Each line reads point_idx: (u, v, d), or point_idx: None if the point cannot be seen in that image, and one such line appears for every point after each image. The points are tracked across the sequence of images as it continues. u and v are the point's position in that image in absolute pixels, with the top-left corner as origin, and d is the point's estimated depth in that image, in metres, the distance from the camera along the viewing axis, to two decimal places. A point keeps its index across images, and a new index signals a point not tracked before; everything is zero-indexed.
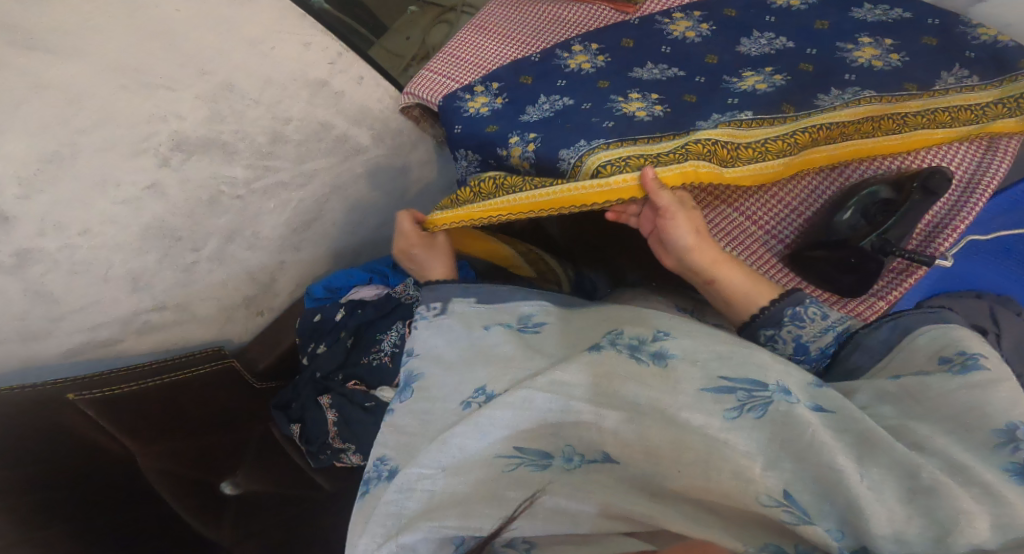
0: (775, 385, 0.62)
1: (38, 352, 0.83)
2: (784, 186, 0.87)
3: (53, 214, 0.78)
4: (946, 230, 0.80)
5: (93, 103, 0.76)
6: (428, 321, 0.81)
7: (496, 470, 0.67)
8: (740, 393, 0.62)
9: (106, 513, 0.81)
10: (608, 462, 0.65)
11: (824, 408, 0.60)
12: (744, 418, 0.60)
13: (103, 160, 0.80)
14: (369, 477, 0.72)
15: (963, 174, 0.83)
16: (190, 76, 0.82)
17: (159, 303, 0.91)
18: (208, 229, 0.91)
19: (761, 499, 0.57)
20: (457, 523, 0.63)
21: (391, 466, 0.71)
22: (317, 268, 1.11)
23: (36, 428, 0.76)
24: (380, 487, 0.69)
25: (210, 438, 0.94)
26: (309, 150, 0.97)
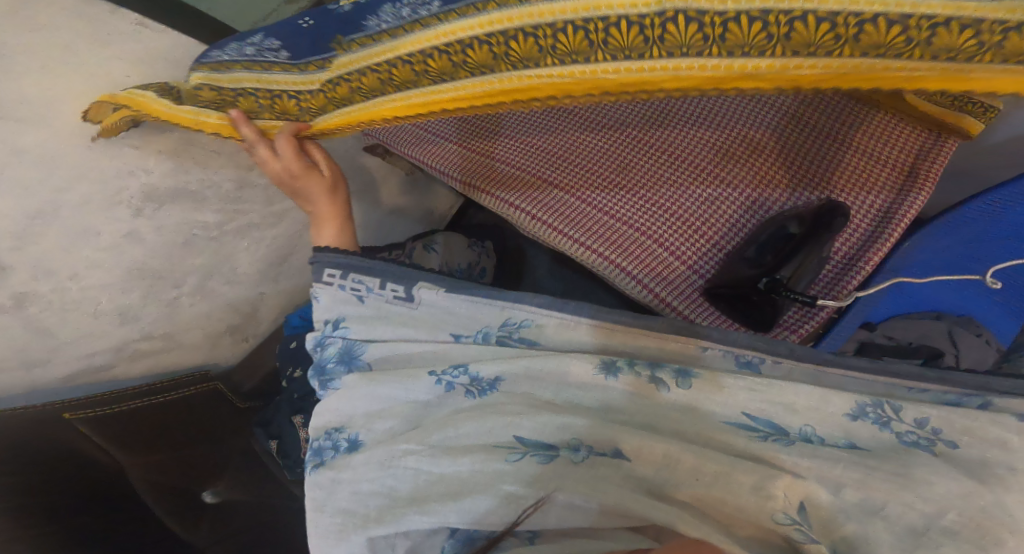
0: (796, 432, 0.66)
1: (40, 377, 0.95)
2: (703, 221, 0.93)
3: (43, 263, 0.87)
4: (858, 264, 0.85)
5: (67, 164, 0.82)
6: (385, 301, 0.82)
7: (490, 474, 0.69)
8: (761, 430, 0.66)
9: (95, 512, 0.87)
10: (617, 457, 0.67)
11: (858, 445, 0.64)
12: (767, 445, 0.65)
13: (82, 213, 0.87)
14: (323, 447, 0.78)
15: (880, 206, 0.85)
16: (151, 133, 0.86)
17: (147, 333, 1.03)
18: (187, 268, 1.02)
19: (777, 516, 0.60)
20: (434, 518, 0.67)
21: (348, 436, 0.77)
22: (296, 296, 1.22)
23: (41, 441, 0.84)
24: (345, 456, 0.75)
25: (195, 452, 1.02)
26: (276, 193, 1.05)
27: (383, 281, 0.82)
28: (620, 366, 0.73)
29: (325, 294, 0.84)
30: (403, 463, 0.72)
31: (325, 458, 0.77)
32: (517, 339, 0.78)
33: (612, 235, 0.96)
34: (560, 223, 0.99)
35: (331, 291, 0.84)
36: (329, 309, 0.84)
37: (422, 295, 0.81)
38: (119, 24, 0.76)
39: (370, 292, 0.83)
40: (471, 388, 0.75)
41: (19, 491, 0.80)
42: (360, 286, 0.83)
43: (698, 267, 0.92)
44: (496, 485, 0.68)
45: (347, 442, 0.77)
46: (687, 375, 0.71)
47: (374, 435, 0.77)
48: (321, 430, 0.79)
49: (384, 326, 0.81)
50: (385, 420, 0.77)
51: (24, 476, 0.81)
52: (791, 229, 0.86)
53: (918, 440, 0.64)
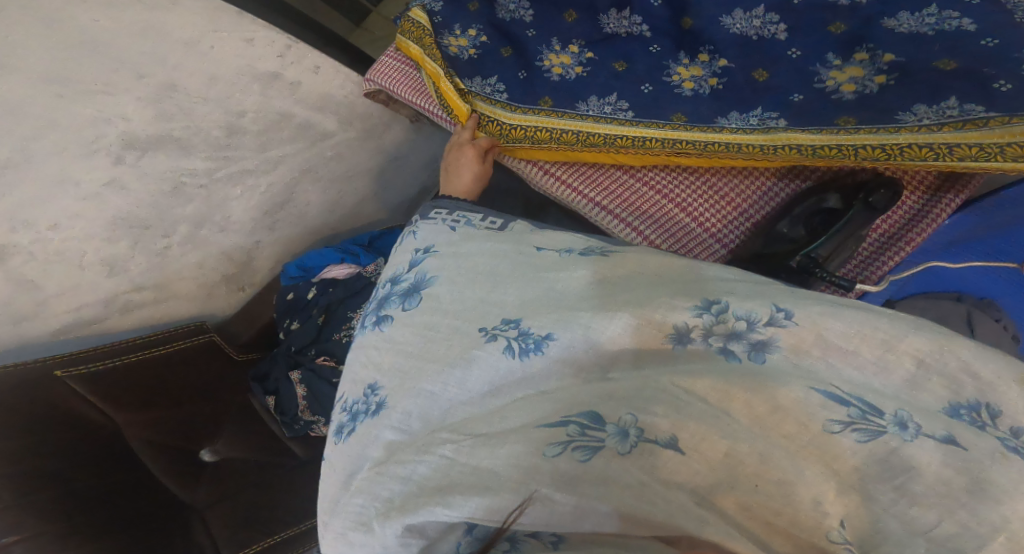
0: (891, 417, 0.53)
1: (29, 332, 0.92)
2: (732, 184, 0.86)
3: (20, 215, 0.81)
4: (899, 243, 0.79)
5: (35, 112, 0.74)
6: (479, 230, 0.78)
7: (523, 469, 0.56)
8: (854, 409, 0.53)
9: (95, 477, 0.86)
10: (671, 448, 0.54)
11: (956, 442, 0.52)
12: (846, 436, 0.52)
13: (57, 162, 0.79)
14: (357, 410, 0.68)
15: (928, 183, 0.78)
16: (127, 79, 0.78)
17: (138, 284, 0.98)
18: (175, 216, 0.95)
19: (831, 534, 0.50)
20: (449, 511, 0.55)
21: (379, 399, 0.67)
22: (294, 244, 1.17)
23: (33, 403, 0.83)
24: (370, 422, 0.66)
25: (192, 408, 1.00)
26: (271, 139, 0.97)
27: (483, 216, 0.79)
28: (693, 336, 0.60)
29: (426, 228, 0.79)
30: (435, 447, 0.59)
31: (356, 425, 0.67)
32: (594, 250, 0.71)
33: (634, 199, 0.90)
34: (582, 185, 0.92)
35: (431, 225, 0.79)
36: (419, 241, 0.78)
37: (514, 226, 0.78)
38: None
39: (467, 224, 0.79)
40: (516, 345, 0.64)
41: (13, 454, 0.79)
42: (458, 219, 0.79)
43: (723, 236, 0.86)
44: (511, 491, 0.55)
45: (375, 405, 0.66)
46: (766, 347, 0.58)
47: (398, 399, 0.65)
48: (359, 389, 0.69)
49: (455, 271, 0.72)
50: (428, 386, 0.65)
51: (19, 438, 0.80)
52: (828, 203, 0.78)
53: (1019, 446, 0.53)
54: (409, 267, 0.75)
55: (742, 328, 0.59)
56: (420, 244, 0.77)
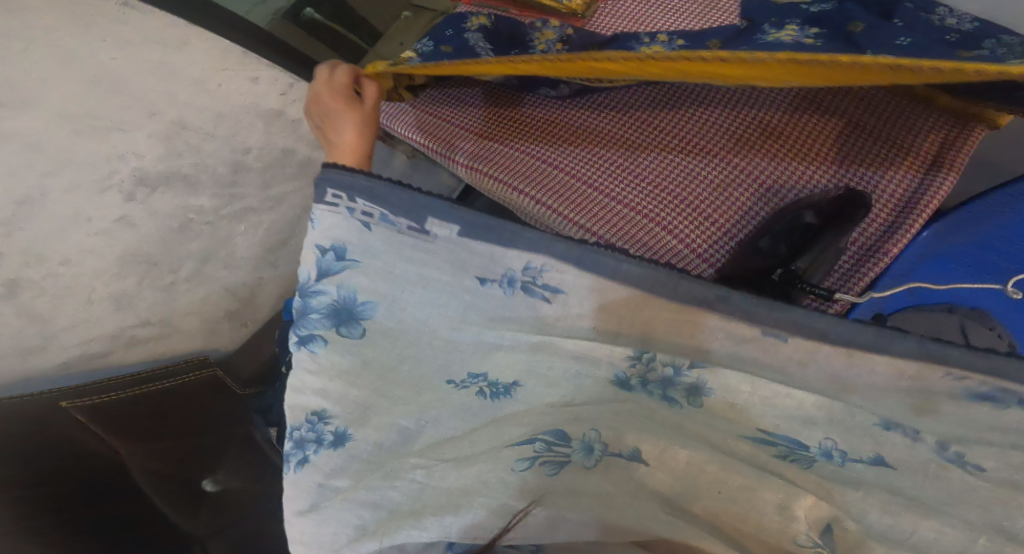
0: (818, 448, 0.58)
1: (36, 364, 0.94)
2: (708, 203, 0.86)
3: (34, 250, 0.84)
4: (875, 257, 0.80)
5: (53, 149, 0.78)
6: (393, 232, 0.56)
7: (500, 487, 0.66)
8: (782, 447, 0.59)
9: (87, 507, 0.88)
10: (636, 458, 0.66)
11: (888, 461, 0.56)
12: (788, 465, 0.60)
13: (73, 198, 0.84)
14: (303, 439, 0.59)
15: (899, 196, 0.80)
16: (140, 117, 0.83)
17: (143, 319, 1.01)
18: (182, 253, 0.99)
19: (800, 539, 0.62)
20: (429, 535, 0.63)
21: (336, 428, 0.60)
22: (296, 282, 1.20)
23: (35, 434, 0.83)
24: (328, 455, 0.60)
25: (191, 440, 0.99)
26: (275, 176, 1.03)
27: (396, 213, 0.56)
28: (631, 380, 0.62)
29: (323, 221, 0.56)
30: (404, 473, 0.63)
31: (308, 454, 0.59)
32: (539, 287, 0.57)
33: (610, 219, 0.88)
34: (560, 207, 0.90)
35: (334, 220, 0.56)
36: (321, 236, 0.56)
37: (436, 230, 0.56)
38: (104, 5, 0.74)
39: (383, 219, 0.56)
40: (487, 390, 0.63)
41: (11, 481, 0.80)
42: (368, 212, 0.56)
43: (705, 256, 0.86)
44: (484, 499, 0.65)
45: (334, 436, 0.60)
46: (698, 388, 0.59)
47: (369, 432, 0.61)
48: (297, 415, 0.59)
49: (380, 276, 0.57)
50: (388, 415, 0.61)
51: (17, 466, 0.81)
52: (805, 218, 0.77)
53: (949, 459, 0.53)
54: (324, 279, 0.57)
55: (669, 374, 0.59)
56: (325, 243, 0.56)
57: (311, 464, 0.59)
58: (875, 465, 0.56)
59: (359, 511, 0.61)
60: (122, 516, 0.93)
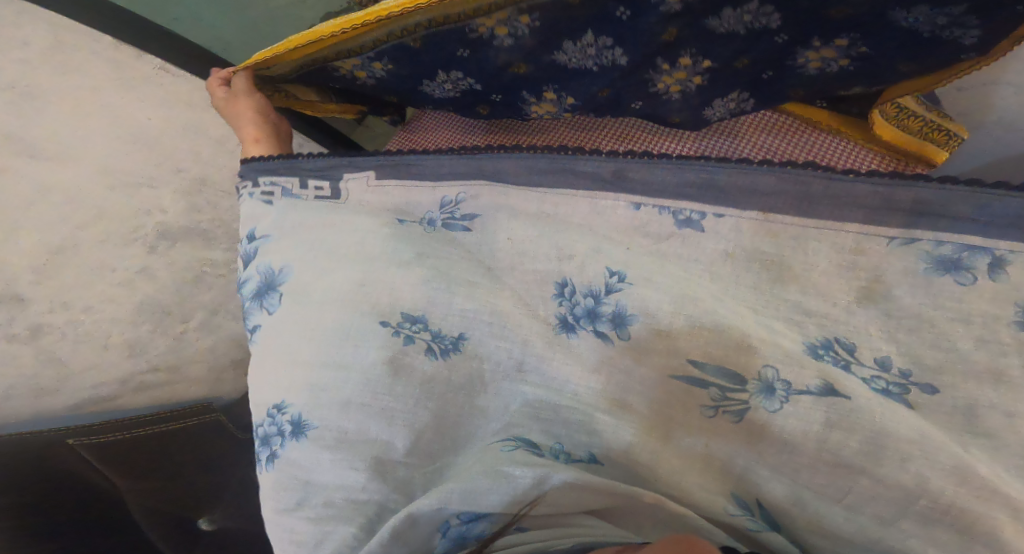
0: (755, 383, 0.57)
1: (48, 404, 1.00)
2: None
3: (60, 296, 0.93)
4: None
5: (90, 202, 0.89)
6: (301, 201, 0.69)
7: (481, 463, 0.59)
8: (716, 391, 0.58)
9: (88, 537, 0.96)
10: (592, 463, 0.61)
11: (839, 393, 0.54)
12: (721, 418, 0.58)
13: (101, 249, 0.93)
14: (269, 433, 0.62)
15: None
16: (166, 173, 0.93)
17: (153, 365, 1.07)
18: (194, 304, 1.06)
19: (728, 508, 0.58)
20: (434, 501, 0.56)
21: (291, 416, 0.61)
22: None
23: (40, 467, 0.92)
24: (295, 447, 0.60)
25: (189, 482, 1.03)
26: None
27: (300, 179, 0.70)
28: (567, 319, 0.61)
29: (245, 212, 0.70)
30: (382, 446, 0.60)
31: (274, 449, 0.61)
32: (458, 219, 0.66)
33: None
34: None
35: (248, 205, 0.70)
36: (245, 224, 0.70)
37: (349, 190, 0.69)
38: (141, 68, 0.86)
39: (285, 192, 0.70)
40: (433, 346, 0.62)
41: (12, 511, 0.88)
42: (272, 188, 0.70)
43: None
44: (485, 479, 0.57)
45: (291, 425, 0.61)
46: (622, 316, 0.60)
47: (325, 415, 0.60)
48: (262, 412, 0.63)
49: (306, 246, 0.66)
50: (330, 378, 0.61)
51: (19, 498, 0.89)
52: None
53: (885, 387, 0.54)
54: (248, 265, 0.68)
55: (592, 305, 0.61)
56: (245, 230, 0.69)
57: (280, 460, 0.61)
58: (827, 395, 0.55)
59: (327, 503, 0.60)
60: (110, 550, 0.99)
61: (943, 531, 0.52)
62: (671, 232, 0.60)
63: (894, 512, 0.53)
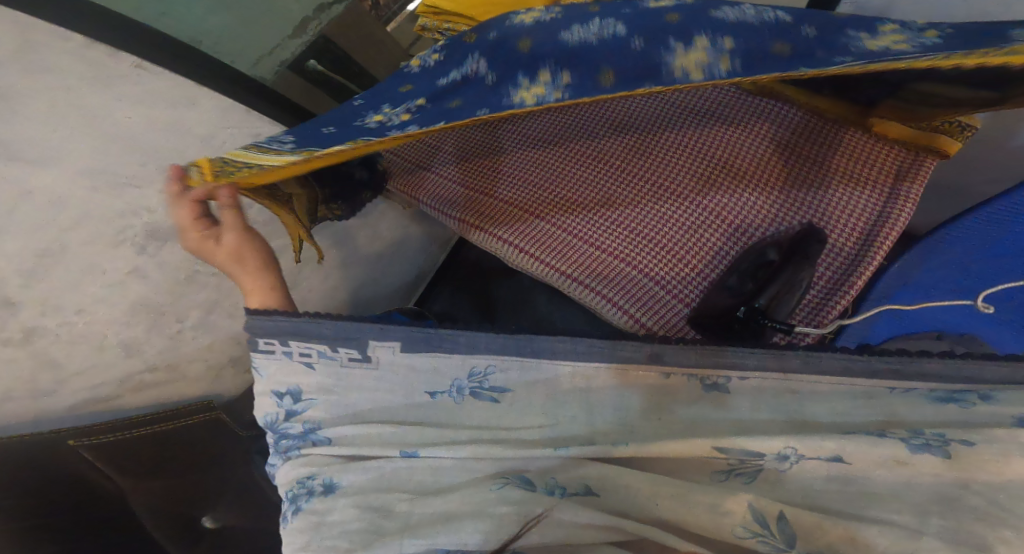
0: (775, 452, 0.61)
1: (46, 406, 1.00)
2: (671, 239, 0.86)
3: (51, 299, 0.91)
4: (842, 288, 0.78)
5: (75, 205, 0.86)
6: (337, 364, 0.72)
7: (477, 502, 0.64)
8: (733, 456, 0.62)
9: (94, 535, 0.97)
10: (587, 496, 0.64)
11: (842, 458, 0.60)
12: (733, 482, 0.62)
13: (91, 251, 0.91)
14: (296, 494, 0.72)
15: (861, 227, 0.79)
16: (150, 172, 0.90)
17: (151, 364, 1.07)
18: (189, 303, 1.05)
19: (736, 531, 0.59)
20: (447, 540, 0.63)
21: (324, 481, 0.71)
22: None
23: (40, 468, 0.92)
24: (321, 502, 0.70)
25: (191, 480, 1.05)
26: None
27: (331, 345, 0.72)
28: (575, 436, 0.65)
29: (274, 367, 0.74)
30: (393, 497, 0.68)
31: (301, 505, 0.71)
32: (485, 390, 0.71)
33: (581, 260, 0.89)
34: (532, 247, 0.91)
35: (277, 363, 0.73)
36: (277, 383, 0.74)
37: (379, 355, 0.72)
38: (118, 67, 0.82)
39: (321, 356, 0.72)
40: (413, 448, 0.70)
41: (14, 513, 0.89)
42: (308, 352, 0.72)
43: (683, 295, 0.84)
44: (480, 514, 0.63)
45: (323, 487, 0.71)
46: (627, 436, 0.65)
47: (352, 476, 0.71)
48: (291, 482, 0.73)
49: (339, 403, 0.74)
50: (359, 464, 0.71)
51: (21, 500, 0.90)
52: (767, 255, 0.79)
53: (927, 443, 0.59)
54: (291, 417, 0.74)
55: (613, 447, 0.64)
56: (281, 389, 0.74)
57: (302, 514, 0.70)
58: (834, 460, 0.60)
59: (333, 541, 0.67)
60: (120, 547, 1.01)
61: None
62: (699, 396, 0.67)
63: (909, 534, 0.56)
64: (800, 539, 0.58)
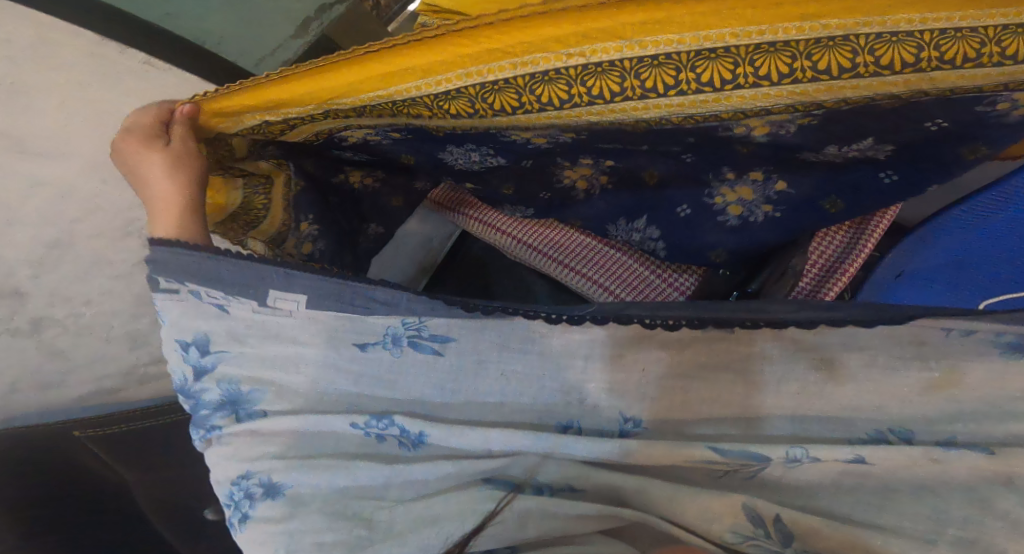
0: (785, 454, 0.51)
1: (54, 397, 1.03)
2: None
3: (58, 291, 0.93)
4: (837, 274, 0.70)
5: (82, 198, 0.88)
6: (250, 314, 0.54)
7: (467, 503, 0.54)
8: (734, 456, 0.52)
9: (95, 526, 0.98)
10: (575, 489, 0.54)
11: (860, 459, 0.50)
12: (733, 481, 0.52)
13: (96, 242, 0.92)
14: (235, 499, 0.55)
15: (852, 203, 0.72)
16: None
17: (156, 357, 1.08)
18: None
19: (726, 538, 0.50)
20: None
21: (262, 480, 0.54)
22: None
23: (47, 457, 0.95)
24: (267, 509, 0.53)
25: (186, 472, 1.02)
26: None
27: (237, 289, 0.53)
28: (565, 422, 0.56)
29: (173, 313, 0.54)
30: (355, 523, 0.53)
31: (244, 512, 0.54)
32: (426, 339, 0.54)
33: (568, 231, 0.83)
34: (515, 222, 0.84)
35: (181, 306, 0.54)
36: (179, 330, 0.55)
37: (287, 304, 0.53)
38: (126, 63, 0.82)
39: (229, 302, 0.53)
40: (405, 439, 0.55)
41: (21, 504, 0.91)
42: (213, 295, 0.53)
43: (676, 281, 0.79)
44: (466, 522, 0.53)
45: (261, 488, 0.54)
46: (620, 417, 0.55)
47: (299, 483, 0.54)
48: (226, 485, 0.56)
49: (263, 357, 0.55)
50: (292, 466, 0.54)
51: (30, 492, 0.93)
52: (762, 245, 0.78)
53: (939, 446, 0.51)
54: (201, 377, 0.56)
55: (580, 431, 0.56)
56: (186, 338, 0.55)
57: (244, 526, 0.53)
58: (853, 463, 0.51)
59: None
60: (121, 538, 1.00)
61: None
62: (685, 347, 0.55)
63: (912, 533, 0.49)
64: (799, 540, 0.50)
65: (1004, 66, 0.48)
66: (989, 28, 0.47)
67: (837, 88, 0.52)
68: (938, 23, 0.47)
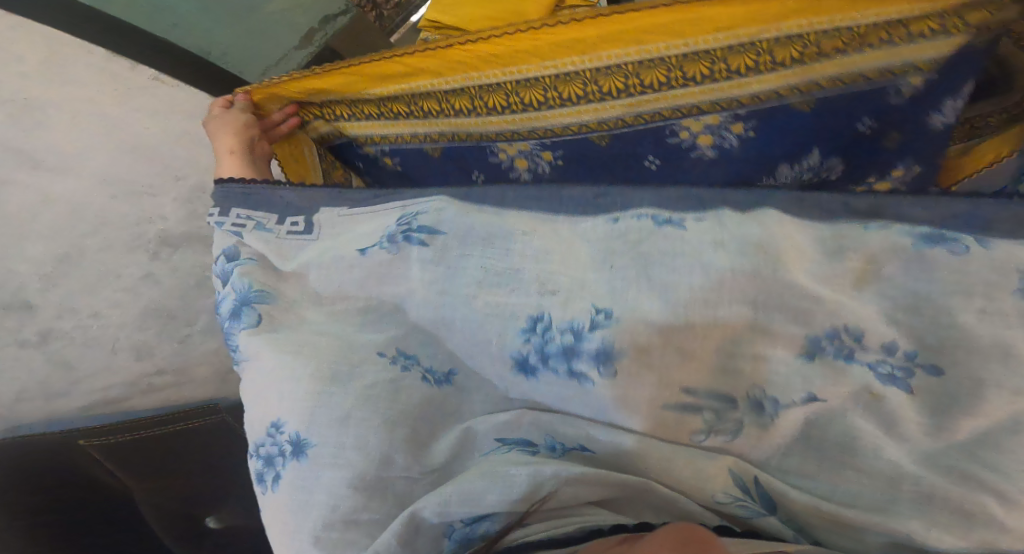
0: (746, 398, 0.54)
1: (58, 407, 1.04)
2: None
3: (67, 304, 0.95)
4: None
5: (93, 212, 0.91)
6: (276, 236, 0.69)
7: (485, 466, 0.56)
8: (706, 415, 0.54)
9: (96, 532, 0.99)
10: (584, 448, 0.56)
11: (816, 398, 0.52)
12: (712, 440, 0.54)
13: (104, 256, 0.95)
14: (269, 454, 0.57)
15: None
16: (165, 181, 0.96)
17: (160, 369, 1.11)
18: (199, 306, 1.08)
19: (716, 497, 0.54)
20: (460, 501, 0.53)
21: (290, 436, 0.56)
22: None
23: (51, 466, 0.96)
24: (294, 467, 0.55)
25: (191, 481, 1.06)
26: None
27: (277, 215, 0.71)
28: (530, 357, 0.56)
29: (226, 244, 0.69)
30: (381, 474, 0.55)
31: (277, 470, 0.57)
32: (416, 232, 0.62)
33: None
34: None
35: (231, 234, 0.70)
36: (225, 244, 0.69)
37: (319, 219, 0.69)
38: (137, 79, 0.89)
39: (258, 226, 0.70)
40: (431, 374, 0.60)
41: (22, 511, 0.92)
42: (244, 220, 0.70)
43: None
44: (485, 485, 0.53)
45: (291, 444, 0.56)
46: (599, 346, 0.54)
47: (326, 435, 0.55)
48: (263, 430, 0.59)
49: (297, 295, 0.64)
50: (323, 400, 0.57)
51: (32, 500, 0.93)
52: None
53: (895, 372, 0.52)
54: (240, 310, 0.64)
55: (571, 341, 0.55)
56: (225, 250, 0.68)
57: (280, 481, 0.56)
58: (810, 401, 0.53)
59: (330, 526, 0.54)
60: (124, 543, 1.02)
61: (940, 514, 0.50)
62: (662, 284, 0.55)
63: (886, 502, 0.51)
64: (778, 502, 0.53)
65: (899, 63, 0.67)
66: (869, 25, 0.66)
67: (759, 79, 0.70)
68: (841, 22, 0.66)
